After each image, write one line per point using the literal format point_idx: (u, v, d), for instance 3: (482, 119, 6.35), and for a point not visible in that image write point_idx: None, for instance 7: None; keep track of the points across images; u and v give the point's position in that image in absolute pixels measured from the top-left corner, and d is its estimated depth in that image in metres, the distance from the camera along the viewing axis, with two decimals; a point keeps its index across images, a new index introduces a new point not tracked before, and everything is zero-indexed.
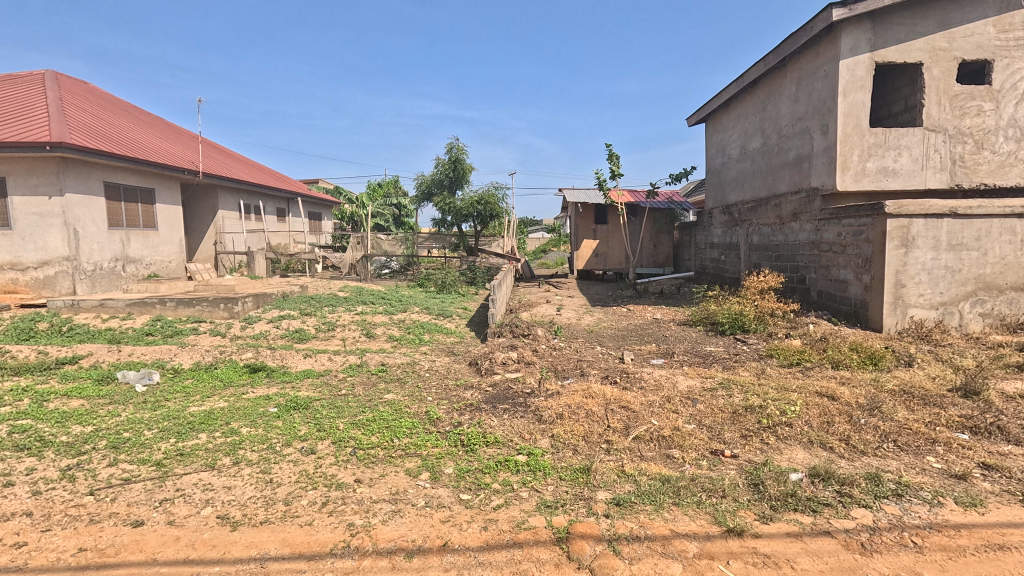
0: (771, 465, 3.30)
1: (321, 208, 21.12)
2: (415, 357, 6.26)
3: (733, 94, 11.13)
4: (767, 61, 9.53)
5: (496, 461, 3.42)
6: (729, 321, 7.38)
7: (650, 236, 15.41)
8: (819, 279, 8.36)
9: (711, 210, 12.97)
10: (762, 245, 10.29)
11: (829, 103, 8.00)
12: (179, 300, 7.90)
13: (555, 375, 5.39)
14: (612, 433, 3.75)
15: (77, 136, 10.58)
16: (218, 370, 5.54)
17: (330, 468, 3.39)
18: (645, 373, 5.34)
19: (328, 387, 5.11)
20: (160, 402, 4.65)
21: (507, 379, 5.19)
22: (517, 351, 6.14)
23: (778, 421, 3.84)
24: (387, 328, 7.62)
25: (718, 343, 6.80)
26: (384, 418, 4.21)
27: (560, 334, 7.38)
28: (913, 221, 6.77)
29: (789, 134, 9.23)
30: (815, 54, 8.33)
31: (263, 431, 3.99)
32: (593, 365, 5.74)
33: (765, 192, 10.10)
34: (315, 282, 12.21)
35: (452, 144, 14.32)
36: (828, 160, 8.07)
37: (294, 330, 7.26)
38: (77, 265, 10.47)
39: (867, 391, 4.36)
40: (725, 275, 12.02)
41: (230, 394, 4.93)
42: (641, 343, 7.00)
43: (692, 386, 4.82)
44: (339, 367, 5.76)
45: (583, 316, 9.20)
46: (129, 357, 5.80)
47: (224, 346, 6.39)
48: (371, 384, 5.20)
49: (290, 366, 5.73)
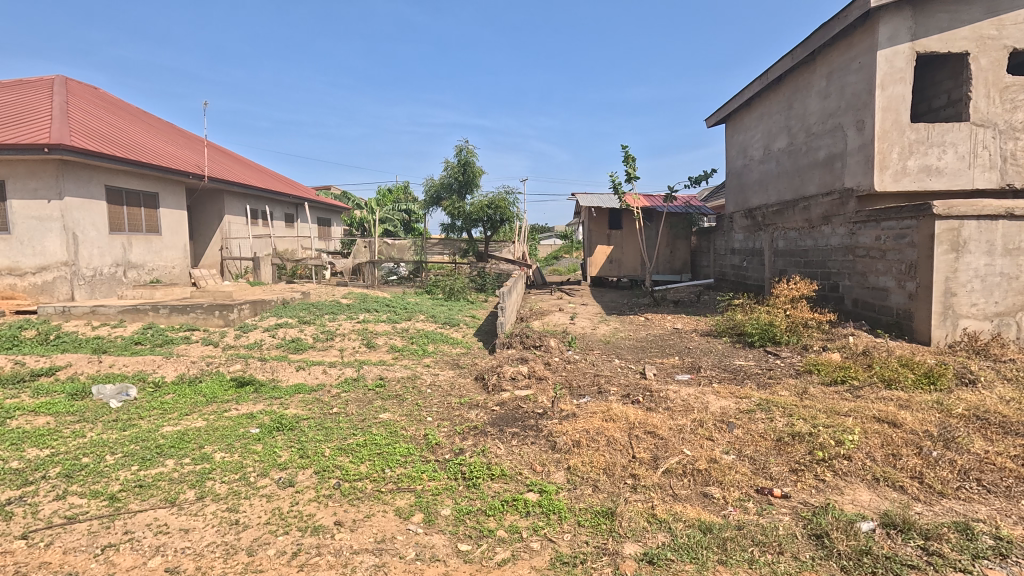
0: (834, 510, 2.74)
1: (330, 214, 20.88)
2: (417, 370, 5.77)
3: (756, 92, 10.58)
4: (794, 55, 8.99)
5: (502, 499, 2.89)
6: (758, 333, 6.78)
7: (667, 242, 14.81)
8: (854, 286, 7.74)
9: (732, 214, 12.37)
10: (789, 250, 9.69)
11: (865, 97, 7.42)
12: (173, 307, 7.54)
13: (570, 393, 4.84)
14: (637, 465, 3.21)
15: (78, 138, 10.34)
16: (203, 383, 5.10)
17: (307, 506, 2.89)
18: (671, 391, 4.78)
19: (319, 405, 4.63)
20: (133, 420, 4.22)
21: (517, 398, 4.65)
22: (528, 365, 5.61)
23: (834, 453, 3.27)
24: (389, 337, 7.15)
25: (748, 356, 6.21)
26: (376, 442, 3.72)
27: (574, 345, 6.85)
28: (964, 223, 6.16)
29: (818, 131, 8.66)
30: (848, 46, 7.77)
31: (238, 458, 3.52)
32: (612, 381, 5.19)
33: (792, 194, 9.52)
34: (319, 289, 11.78)
35: (461, 145, 13.89)
36: (864, 158, 7.48)
37: (290, 340, 6.82)
38: (76, 270, 10.18)
39: (935, 416, 3.75)
40: (747, 283, 11.40)
41: (211, 411, 4.47)
42: (662, 356, 6.43)
43: (727, 407, 4.25)
44: (334, 382, 5.29)
45: (599, 326, 8.65)
46: (110, 368, 5.38)
47: (213, 357, 5.95)
48: (367, 402, 4.70)
49: (281, 380, 5.27)
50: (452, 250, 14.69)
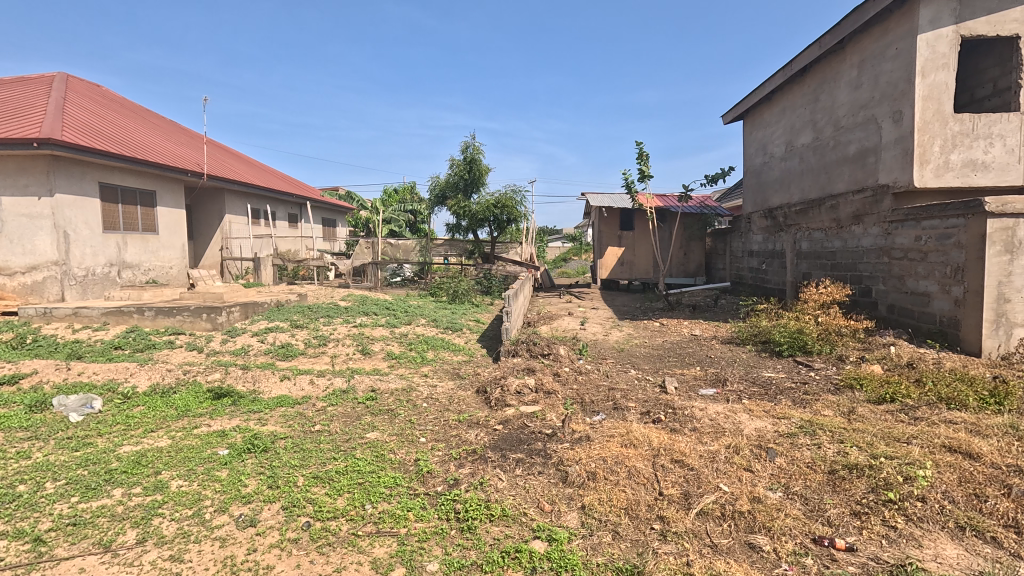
0: (916, 571, 2.19)
1: (334, 214, 20.51)
2: (413, 380, 5.25)
3: (778, 85, 10.01)
4: (821, 43, 8.41)
5: (502, 551, 2.36)
6: (787, 341, 6.20)
7: (681, 244, 14.23)
8: (889, 290, 7.14)
9: (750, 215, 11.78)
10: (813, 252, 9.10)
11: (903, 86, 6.84)
12: (158, 309, 7.10)
13: (582, 410, 4.32)
14: (665, 505, 2.68)
15: (70, 133, 9.97)
16: (177, 395, 4.62)
17: (266, 555, 2.39)
18: (696, 407, 4.24)
19: (300, 421, 4.14)
20: (89, 438, 3.74)
21: (522, 415, 4.13)
22: (535, 377, 5.08)
23: (905, 493, 2.70)
24: (386, 343, 6.66)
25: (777, 368, 5.64)
26: (358, 470, 3.21)
27: (586, 353, 6.32)
28: (1020, 222, 5.57)
29: (848, 125, 8.09)
30: (884, 31, 7.20)
31: (197, 488, 3.03)
32: (628, 396, 4.66)
33: (818, 192, 8.94)
34: (318, 291, 11.34)
35: (467, 142, 13.41)
36: (901, 152, 6.90)
37: (279, 346, 6.34)
38: (67, 270, 9.80)
39: (1017, 445, 3.18)
40: (767, 286, 10.79)
41: (178, 428, 3.99)
42: (682, 367, 5.88)
43: (763, 429, 3.69)
44: (320, 394, 4.79)
45: (611, 332, 8.10)
46: (78, 377, 4.93)
47: (192, 365, 5.47)
48: (354, 419, 4.20)
49: (262, 393, 4.77)
50: (458, 251, 14.15)
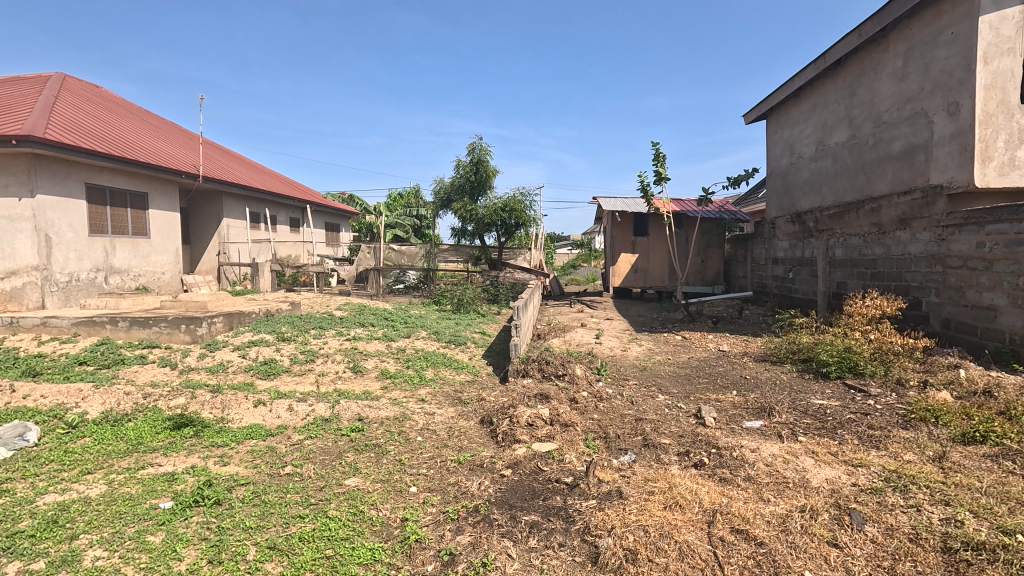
0: None
1: (337, 219, 19.98)
2: (408, 406, 4.55)
3: (808, 80, 9.31)
4: (860, 31, 7.70)
5: None
6: (836, 361, 5.46)
7: (698, 250, 13.47)
8: (944, 303, 6.38)
9: (774, 219, 11.03)
10: (849, 260, 8.35)
11: (960, 74, 6.11)
12: (133, 319, 6.47)
13: (607, 448, 3.61)
14: None
15: (54, 130, 9.44)
16: (130, 424, 3.95)
17: None
18: (746, 447, 3.51)
19: (268, 461, 3.46)
20: (7, 483, 3.06)
21: (535, 456, 3.42)
22: (550, 405, 4.35)
23: None
24: (382, 360, 5.97)
25: (828, 394, 4.89)
26: (328, 537, 2.50)
27: (605, 373, 5.60)
28: None
29: (891, 120, 7.37)
30: (936, 16, 6.49)
31: (117, 562, 2.34)
32: (661, 429, 3.93)
33: (855, 195, 8.20)
34: (315, 299, 10.68)
35: (474, 143, 12.76)
36: (958, 148, 6.17)
37: (262, 362, 5.66)
38: (48, 276, 9.22)
39: None
40: (796, 297, 10.02)
41: (121, 469, 3.31)
42: (716, 391, 5.13)
43: (838, 482, 2.95)
44: (298, 424, 4.10)
45: (630, 347, 7.37)
46: (23, 401, 4.28)
47: (157, 386, 4.78)
48: (333, 459, 3.49)
49: (231, 422, 4.09)
50: (464, 257, 13.16)
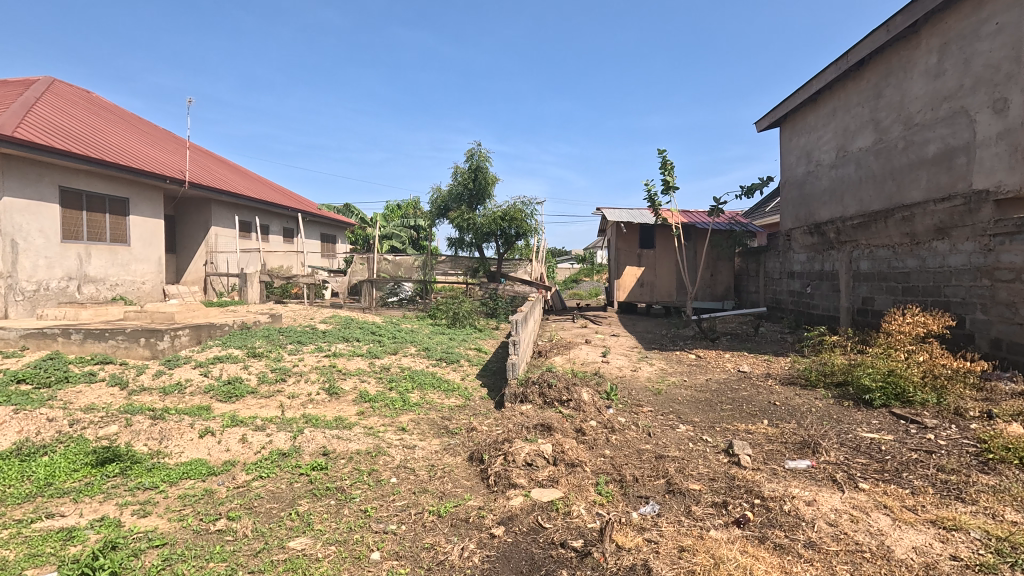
0: None
1: (333, 230, 19.42)
2: (385, 437, 3.85)
3: (827, 84, 8.75)
4: (887, 27, 7.13)
5: None
6: (880, 387, 4.74)
7: (707, 264, 12.83)
8: (993, 320, 5.69)
9: (790, 231, 10.39)
10: (877, 274, 7.69)
11: (1008, 68, 5.54)
12: (87, 331, 5.80)
13: (624, 497, 2.90)
14: None
15: (27, 130, 8.89)
16: (44, 460, 3.26)
17: None
18: (797, 498, 2.79)
19: (202, 509, 2.76)
20: None
21: (534, 508, 2.73)
22: (553, 439, 3.64)
23: None
24: (362, 380, 5.28)
25: (877, 426, 4.17)
26: None
27: (616, 398, 4.90)
28: None
29: (924, 121, 6.78)
30: (977, 6, 5.95)
31: None
32: (689, 472, 3.21)
33: (883, 203, 7.58)
34: (300, 311, 9.97)
35: (473, 149, 12.21)
36: (1007, 148, 5.57)
37: (225, 382, 4.97)
38: (13, 284, 8.59)
39: None
40: (815, 313, 9.33)
41: (10, 522, 2.61)
42: (744, 421, 4.42)
43: (932, 554, 2.24)
44: (250, 460, 3.40)
45: (641, 367, 6.67)
46: None
47: (93, 411, 4.08)
48: (282, 509, 2.78)
49: (168, 457, 3.40)
50: (462, 269, 12.55)
